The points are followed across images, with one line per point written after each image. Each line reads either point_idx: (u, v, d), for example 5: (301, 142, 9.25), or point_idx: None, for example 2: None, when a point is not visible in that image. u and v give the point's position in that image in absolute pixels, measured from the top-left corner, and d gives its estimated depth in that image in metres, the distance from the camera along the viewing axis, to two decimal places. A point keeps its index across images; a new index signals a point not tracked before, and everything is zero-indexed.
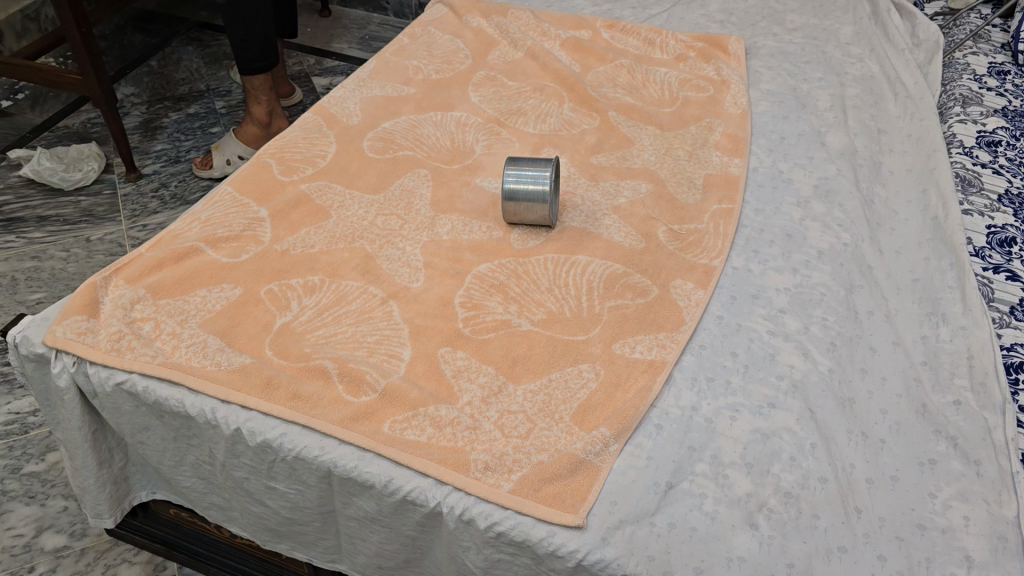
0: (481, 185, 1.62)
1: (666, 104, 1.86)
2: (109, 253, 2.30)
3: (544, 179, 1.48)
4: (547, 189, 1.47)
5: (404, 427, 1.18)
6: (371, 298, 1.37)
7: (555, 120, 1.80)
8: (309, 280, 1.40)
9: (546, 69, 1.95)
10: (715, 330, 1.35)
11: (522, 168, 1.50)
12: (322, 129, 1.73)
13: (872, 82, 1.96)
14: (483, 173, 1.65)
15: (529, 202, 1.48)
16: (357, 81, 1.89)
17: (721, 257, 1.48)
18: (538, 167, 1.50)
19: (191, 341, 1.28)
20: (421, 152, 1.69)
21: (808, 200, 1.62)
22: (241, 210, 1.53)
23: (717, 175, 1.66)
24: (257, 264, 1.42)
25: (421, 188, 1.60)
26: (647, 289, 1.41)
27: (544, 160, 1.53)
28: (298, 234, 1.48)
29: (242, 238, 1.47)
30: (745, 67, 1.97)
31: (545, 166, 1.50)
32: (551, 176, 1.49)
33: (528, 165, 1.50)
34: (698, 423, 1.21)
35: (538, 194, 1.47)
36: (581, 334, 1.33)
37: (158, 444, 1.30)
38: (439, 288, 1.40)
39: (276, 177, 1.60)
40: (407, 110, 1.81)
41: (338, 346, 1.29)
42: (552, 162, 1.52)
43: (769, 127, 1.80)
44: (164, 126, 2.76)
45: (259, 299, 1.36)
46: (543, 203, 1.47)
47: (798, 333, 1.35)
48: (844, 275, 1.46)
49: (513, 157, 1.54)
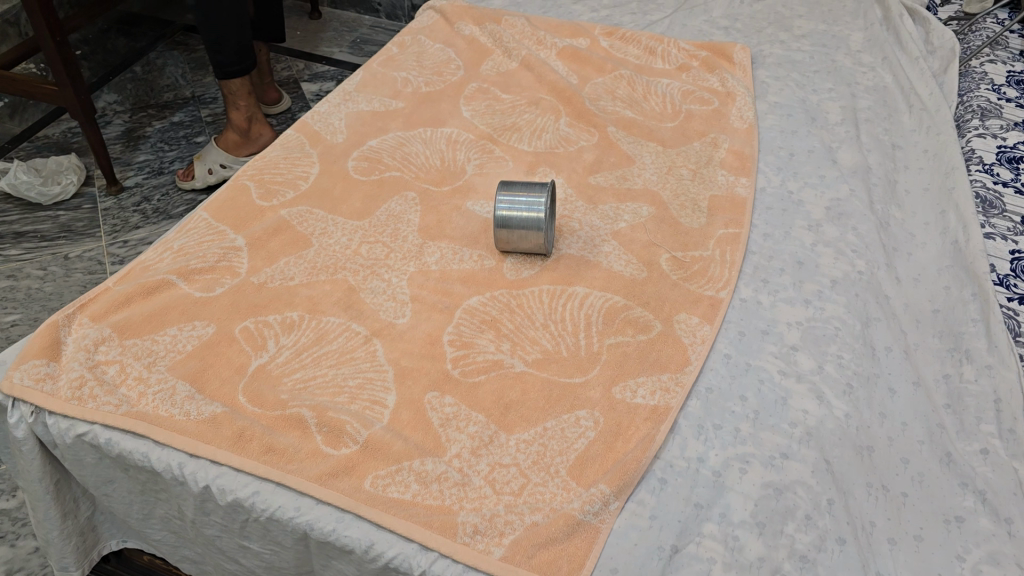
0: (472, 209, 1.52)
1: (668, 118, 1.76)
2: (88, 272, 2.21)
3: (539, 206, 1.39)
4: (542, 217, 1.38)
5: (387, 484, 1.09)
6: (353, 336, 1.28)
7: (551, 137, 1.70)
8: (288, 317, 1.31)
9: (542, 80, 1.85)
10: (722, 370, 1.25)
11: (516, 195, 1.41)
12: (304, 149, 1.64)
13: (885, 93, 1.86)
14: (475, 196, 1.55)
15: (523, 232, 1.39)
16: (342, 95, 1.79)
17: (727, 287, 1.38)
18: (534, 194, 1.41)
19: (159, 388, 1.19)
20: (409, 173, 1.60)
21: (820, 223, 1.52)
22: (216, 238, 1.44)
23: (723, 197, 1.57)
24: (232, 298, 1.33)
25: (408, 213, 1.50)
26: (649, 325, 1.31)
27: (542, 186, 1.44)
28: (276, 264, 1.39)
29: (217, 270, 1.38)
30: (751, 78, 1.87)
31: (542, 193, 1.41)
32: (546, 203, 1.39)
33: (523, 192, 1.41)
34: (705, 477, 1.11)
35: (532, 222, 1.38)
36: (578, 376, 1.23)
37: (124, 497, 1.21)
38: (427, 324, 1.31)
39: (255, 202, 1.51)
40: (395, 126, 1.72)
41: (317, 391, 1.20)
42: (550, 188, 1.42)
43: (776, 142, 1.71)
44: (147, 136, 2.67)
45: (234, 338, 1.27)
46: (537, 232, 1.38)
47: (812, 373, 1.26)
48: (859, 308, 1.37)
49: (508, 182, 1.45)
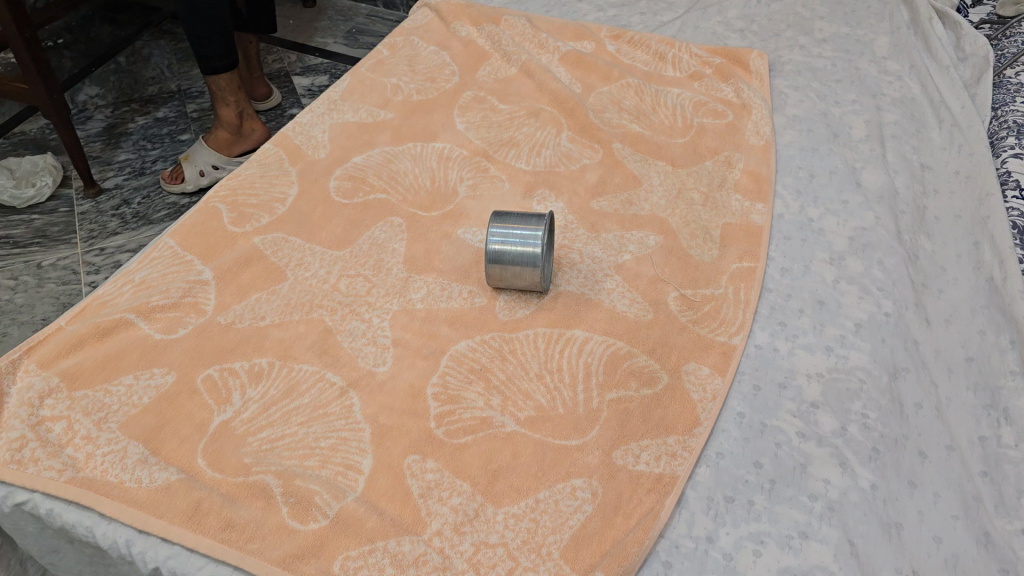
0: (463, 237, 1.39)
1: (678, 132, 1.62)
2: (61, 282, 2.08)
3: (534, 237, 1.26)
4: (538, 251, 1.25)
5: (357, 567, 0.97)
6: (327, 388, 1.16)
7: (551, 153, 1.57)
8: (255, 364, 1.19)
9: (543, 88, 1.71)
10: (735, 432, 1.13)
11: (511, 226, 1.28)
12: (283, 166, 1.51)
13: (913, 106, 1.72)
14: (466, 221, 1.42)
15: (518, 267, 1.26)
16: (326, 105, 1.66)
17: (742, 333, 1.26)
18: (530, 225, 1.28)
19: (108, 449, 1.07)
20: (394, 193, 1.46)
21: (842, 256, 1.39)
22: (182, 269, 1.32)
23: (737, 225, 1.44)
24: (196, 341, 1.21)
25: (393, 241, 1.37)
26: (655, 377, 1.19)
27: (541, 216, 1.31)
28: (246, 301, 1.27)
29: (181, 307, 1.26)
30: (769, 88, 1.73)
31: (539, 223, 1.28)
32: (543, 233, 1.26)
33: (518, 222, 1.29)
34: (714, 560, 0.99)
35: (527, 255, 1.25)
36: (575, 438, 1.11)
37: (73, 567, 1.09)
38: (409, 374, 1.19)
39: (226, 227, 1.38)
40: (383, 139, 1.59)
41: (285, 454, 1.08)
42: (548, 218, 1.29)
43: (795, 161, 1.57)
44: (129, 132, 2.54)
45: (195, 389, 1.15)
46: (534, 266, 1.25)
47: (834, 436, 1.13)
48: (886, 356, 1.24)
49: (504, 212, 1.33)
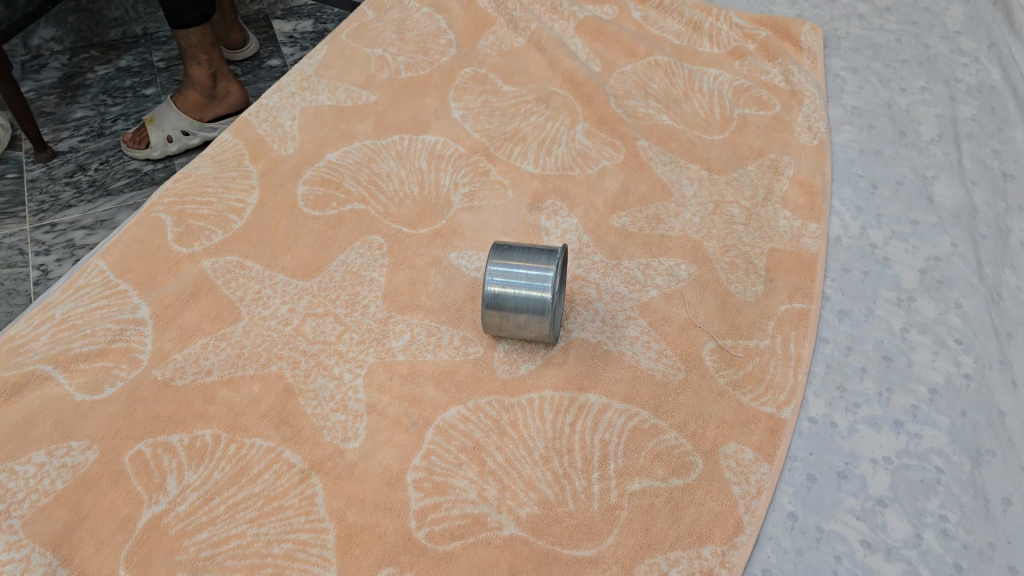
0: (456, 264, 1.15)
1: (715, 126, 1.37)
2: (7, 264, 1.83)
3: (545, 280, 1.02)
4: (549, 297, 1.01)
5: None
6: (284, 472, 0.94)
7: (564, 151, 1.31)
8: (197, 438, 0.96)
9: (556, 66, 1.45)
10: (784, 540, 0.92)
11: (515, 263, 1.04)
12: (242, 164, 1.25)
13: (993, 95, 1.45)
14: (460, 242, 1.18)
15: (521, 315, 1.02)
16: (298, 82, 1.40)
17: (792, 402, 1.03)
18: (539, 262, 1.04)
19: (6, 558, 0.86)
20: (374, 203, 1.22)
21: (912, 296, 1.16)
22: (114, 303, 1.08)
23: (786, 252, 1.20)
24: (125, 402, 0.99)
25: (371, 269, 1.13)
26: (686, 461, 0.97)
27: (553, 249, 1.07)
28: (190, 349, 1.04)
29: (109, 355, 1.03)
30: (823, 70, 1.47)
31: (550, 260, 1.04)
32: (556, 274, 1.02)
33: (524, 258, 1.05)
34: None
35: (533, 301, 1.02)
36: (590, 546, 0.90)
37: None
38: (385, 452, 0.97)
39: (169, 247, 1.14)
40: (364, 129, 1.33)
41: (229, 565, 0.87)
42: (562, 253, 1.05)
43: (855, 167, 1.32)
44: (87, 84, 2.26)
45: (121, 472, 0.93)
46: (541, 316, 1.02)
47: (907, 547, 0.92)
48: (967, 436, 1.02)
49: (507, 243, 1.09)
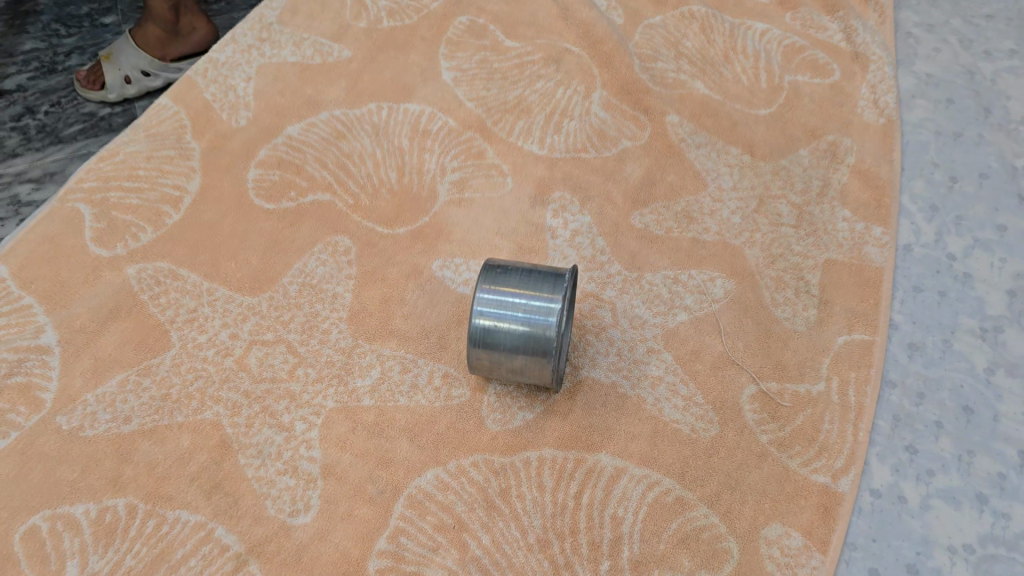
0: (440, 277, 0.94)
1: (761, 98, 1.12)
2: None
3: (550, 313, 0.81)
4: (554, 336, 0.80)
5: None
6: (214, 558, 0.76)
7: (576, 127, 1.08)
8: (106, 510, 0.77)
9: (570, 17, 1.20)
10: None
11: (511, 289, 0.82)
12: (182, 140, 1.03)
13: None
14: (445, 246, 0.96)
15: (519, 354, 0.81)
16: (257, 32, 1.16)
17: (850, 468, 0.83)
18: (542, 288, 0.82)
19: None
20: (342, 193, 0.99)
21: (999, 326, 0.94)
22: (14, 323, 0.88)
23: (846, 265, 0.97)
24: (20, 460, 0.79)
25: (335, 282, 0.92)
26: (719, 549, 0.78)
27: (557, 270, 0.86)
28: (105, 387, 0.84)
29: (4, 395, 0.83)
30: (891, 27, 1.21)
31: (556, 286, 0.83)
32: (564, 306, 0.81)
33: (523, 284, 0.83)
34: None
35: (536, 338, 0.80)
36: None
37: None
38: (342, 532, 0.78)
39: (87, 248, 0.93)
40: (334, 94, 1.09)
41: None
42: (570, 277, 0.84)
43: (930, 154, 1.08)
44: (38, 8, 1.84)
45: (9, 556, 0.74)
46: (545, 357, 0.80)
47: None
48: None
49: (499, 261, 0.87)
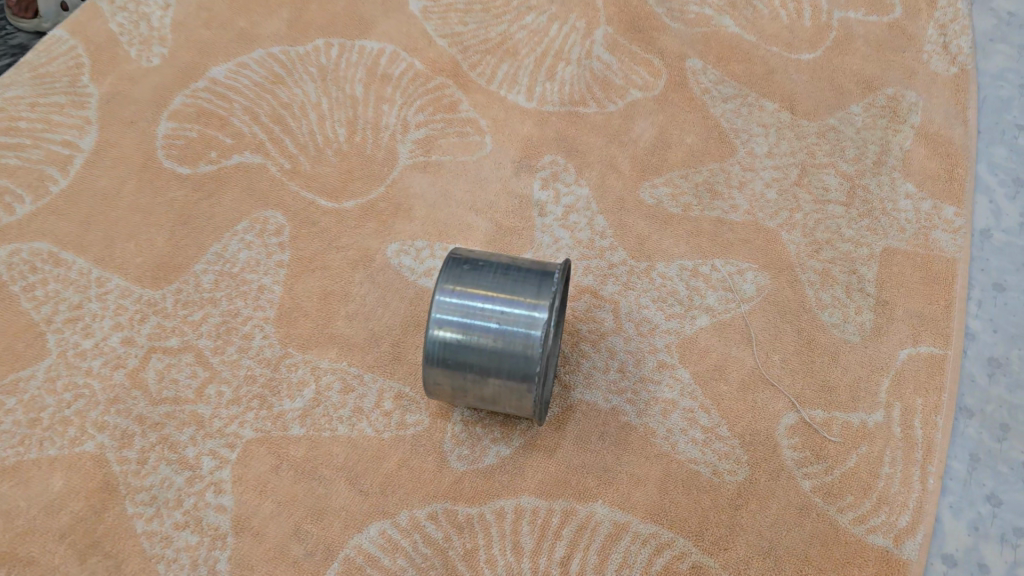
0: (396, 265, 0.73)
1: (804, 39, 0.91)
2: None
3: (532, 326, 0.60)
4: (536, 359, 0.59)
5: None
6: None
7: (574, 73, 0.87)
8: None
9: None
10: None
11: (482, 292, 0.61)
12: (76, 84, 0.82)
13: None
14: (405, 226, 0.75)
15: (490, 378, 0.61)
16: None
17: (917, 528, 0.64)
18: (522, 291, 0.62)
19: None
20: (276, 155, 0.78)
21: None
22: None
23: (911, 255, 0.77)
24: None
25: (261, 271, 0.72)
26: None
27: (543, 265, 0.64)
28: None
29: None
30: None
31: (541, 288, 0.62)
32: (551, 316, 0.60)
33: (498, 284, 0.62)
34: None
35: (513, 358, 0.60)
36: None
37: None
38: None
39: None
40: (273, 27, 0.88)
41: None
42: (560, 275, 0.63)
43: (1010, 114, 0.87)
44: None
45: None
46: (525, 383, 0.60)
47: None
48: None
49: (467, 252, 0.65)
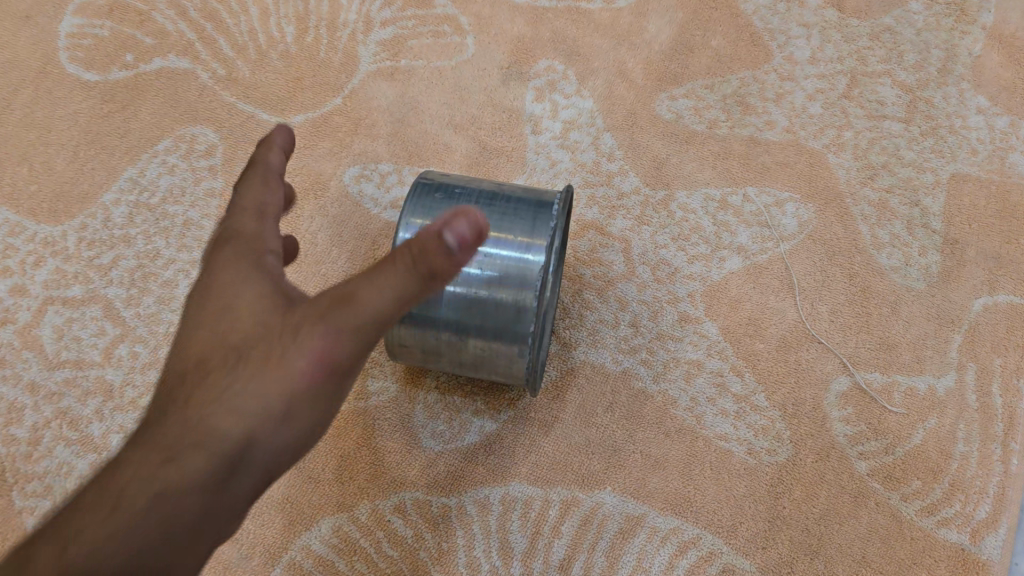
0: (355, 194, 0.59)
1: None
2: None
3: (524, 273, 0.46)
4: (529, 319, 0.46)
5: None
6: None
7: None
8: None
9: None
10: None
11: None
12: None
13: None
14: (368, 146, 0.61)
15: (472, 338, 0.47)
16: None
17: (999, 520, 0.52)
18: (512, 226, 0.47)
19: None
20: (207, 58, 0.63)
21: None
22: None
23: (986, 182, 0.63)
24: None
25: (187, 202, 0.58)
26: None
27: (536, 192, 0.50)
28: None
29: None
30: None
31: (536, 222, 0.48)
32: (550, 259, 0.46)
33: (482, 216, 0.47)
34: None
35: (501, 313, 0.46)
36: None
37: None
38: None
39: None
40: None
41: None
42: (561, 208, 0.49)
43: None
44: None
45: None
46: (516, 345, 0.47)
47: None
48: None
49: (443, 175, 0.51)
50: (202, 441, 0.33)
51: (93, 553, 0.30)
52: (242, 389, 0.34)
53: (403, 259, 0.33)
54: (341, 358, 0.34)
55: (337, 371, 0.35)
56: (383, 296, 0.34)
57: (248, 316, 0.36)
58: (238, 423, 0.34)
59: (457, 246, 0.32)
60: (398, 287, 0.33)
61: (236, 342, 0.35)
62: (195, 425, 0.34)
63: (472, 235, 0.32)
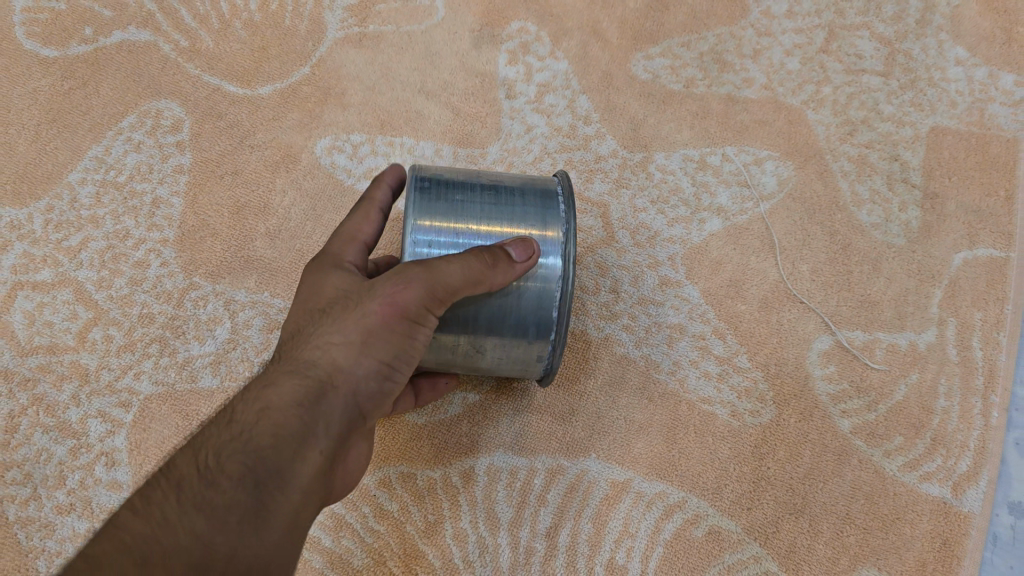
0: (327, 165, 0.58)
1: None
2: None
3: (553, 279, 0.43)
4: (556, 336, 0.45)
5: None
6: None
7: None
8: None
9: None
10: None
11: (473, 223, 0.43)
12: None
13: None
14: (339, 116, 0.60)
15: (488, 343, 0.44)
16: None
17: (980, 474, 0.52)
18: (532, 225, 0.44)
19: None
20: (168, 29, 0.61)
21: None
22: None
23: (966, 135, 0.62)
24: None
25: (155, 179, 0.57)
26: None
27: (532, 180, 0.48)
28: None
29: None
30: None
31: (547, 215, 0.45)
32: (566, 255, 0.44)
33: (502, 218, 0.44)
34: None
35: (520, 315, 0.44)
36: None
37: None
38: None
39: None
40: None
41: None
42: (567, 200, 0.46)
43: None
44: None
45: None
46: (537, 344, 0.45)
47: None
48: None
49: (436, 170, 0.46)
50: (298, 370, 0.37)
51: (218, 454, 0.34)
52: (327, 333, 0.38)
53: (477, 248, 0.40)
54: (410, 305, 0.38)
55: (406, 320, 0.38)
56: (450, 271, 0.39)
57: (327, 286, 0.41)
58: (326, 357, 0.37)
59: (519, 255, 0.41)
60: (468, 263, 0.39)
61: (325, 301, 0.40)
62: (290, 363, 0.38)
63: (527, 252, 0.42)
